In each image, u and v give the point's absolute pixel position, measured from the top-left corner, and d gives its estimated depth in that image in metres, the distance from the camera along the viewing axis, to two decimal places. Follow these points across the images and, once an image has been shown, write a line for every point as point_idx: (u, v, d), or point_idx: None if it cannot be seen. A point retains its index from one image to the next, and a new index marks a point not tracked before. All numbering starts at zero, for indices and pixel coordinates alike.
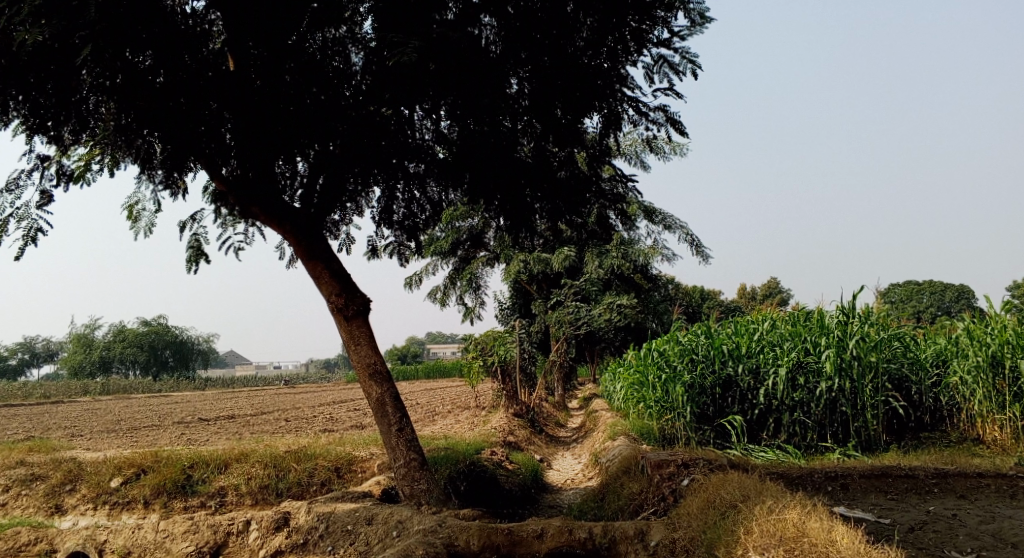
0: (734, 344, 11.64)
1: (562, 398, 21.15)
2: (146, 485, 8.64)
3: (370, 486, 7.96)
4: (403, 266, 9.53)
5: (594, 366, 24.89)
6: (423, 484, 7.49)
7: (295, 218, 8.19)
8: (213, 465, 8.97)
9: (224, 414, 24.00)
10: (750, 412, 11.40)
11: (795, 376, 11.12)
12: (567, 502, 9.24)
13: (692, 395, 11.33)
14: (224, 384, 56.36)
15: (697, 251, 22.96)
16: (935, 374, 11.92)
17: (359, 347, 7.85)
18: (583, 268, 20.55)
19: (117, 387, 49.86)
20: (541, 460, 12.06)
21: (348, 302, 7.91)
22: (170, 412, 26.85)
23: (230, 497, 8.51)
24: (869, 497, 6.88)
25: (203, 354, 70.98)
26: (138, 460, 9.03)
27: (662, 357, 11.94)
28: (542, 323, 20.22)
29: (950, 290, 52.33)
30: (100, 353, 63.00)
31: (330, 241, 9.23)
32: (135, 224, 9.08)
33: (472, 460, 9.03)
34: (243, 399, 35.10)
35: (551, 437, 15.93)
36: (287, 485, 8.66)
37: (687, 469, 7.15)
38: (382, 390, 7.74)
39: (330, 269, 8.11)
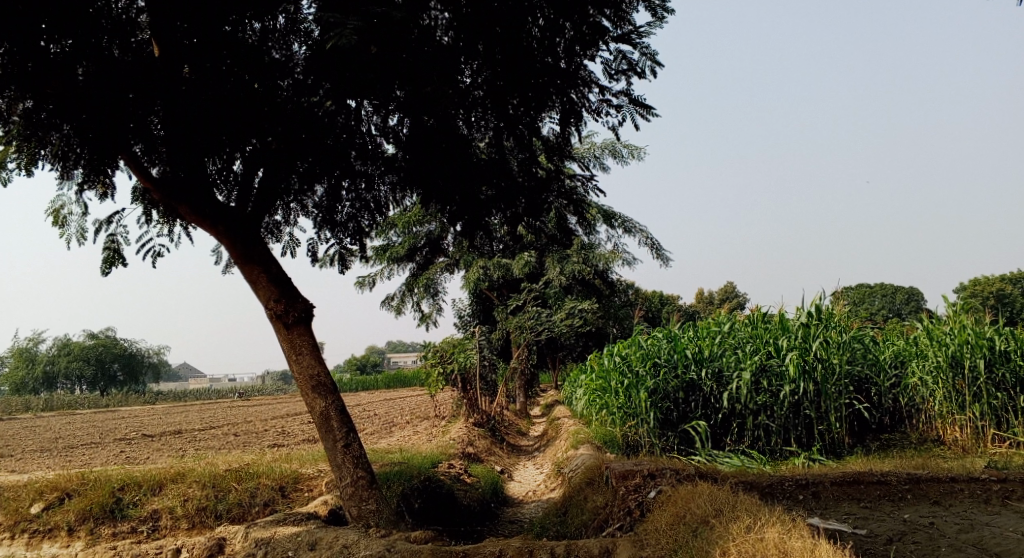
0: (698, 348, 11.37)
1: (524, 406, 20.71)
2: (71, 510, 7.96)
3: (317, 506, 7.43)
4: (344, 271, 8.91)
5: (555, 372, 24.53)
6: (372, 504, 6.96)
7: (229, 220, 7.59)
8: (147, 486, 8.32)
9: (172, 429, 23.07)
10: (714, 417, 11.09)
11: (758, 379, 10.86)
12: (529, 517, 8.80)
13: (656, 401, 10.98)
14: (176, 396, 54.81)
15: (656, 254, 22.79)
16: (894, 375, 11.68)
17: (302, 357, 7.31)
18: (543, 273, 20.19)
19: (61, 402, 48.07)
20: (502, 472, 11.59)
21: (288, 308, 7.35)
22: (117, 428, 25.78)
23: (164, 522, 7.89)
24: (843, 506, 6.55)
25: (154, 366, 68.97)
26: (63, 483, 8.34)
27: (624, 362, 11.60)
28: (503, 329, 19.78)
29: (900, 292, 53.33)
30: (45, 367, 60.70)
31: (270, 243, 8.69)
32: (63, 230, 8.20)
33: (427, 474, 8.53)
34: (194, 412, 33.97)
35: (512, 446, 15.49)
36: (227, 506, 8.05)
37: (654, 481, 6.76)
38: (326, 403, 7.21)
39: (268, 273, 7.53)
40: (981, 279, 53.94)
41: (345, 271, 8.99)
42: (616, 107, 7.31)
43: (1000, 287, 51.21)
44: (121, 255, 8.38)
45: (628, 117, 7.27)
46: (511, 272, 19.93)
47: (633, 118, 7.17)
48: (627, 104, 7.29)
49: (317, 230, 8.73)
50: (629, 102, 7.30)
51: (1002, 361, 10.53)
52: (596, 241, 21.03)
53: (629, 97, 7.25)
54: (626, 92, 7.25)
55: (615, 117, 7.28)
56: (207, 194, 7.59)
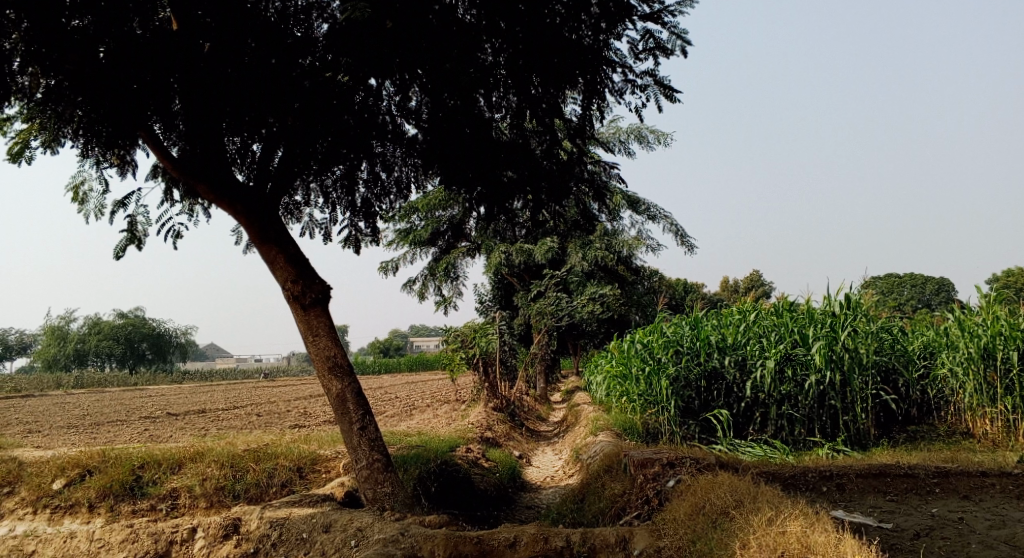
0: (721, 336, 11.19)
1: (545, 391, 20.64)
2: (92, 487, 8.03)
3: (333, 488, 7.41)
4: (358, 254, 8.80)
5: (577, 358, 24.41)
6: (388, 487, 6.92)
7: (246, 199, 7.53)
8: (166, 464, 8.37)
9: (196, 409, 23.33)
10: (736, 405, 10.91)
11: (783, 368, 10.66)
12: (546, 504, 8.73)
13: (677, 388, 10.83)
14: (202, 377, 55.48)
15: (681, 241, 22.54)
16: (922, 366, 11.42)
17: (318, 339, 7.27)
18: (566, 259, 20.04)
19: (90, 380, 48.91)
20: (521, 457, 11.52)
21: (305, 289, 7.30)
22: (142, 407, 26.12)
23: (182, 500, 7.93)
24: (868, 498, 6.38)
25: (181, 347, 69.90)
26: (85, 460, 8.42)
27: (646, 349, 11.45)
28: (524, 314, 19.70)
29: (930, 283, 52.41)
30: (75, 346, 61.74)
31: (289, 223, 8.65)
32: (82, 207, 8.22)
33: (444, 458, 8.48)
34: (219, 393, 34.37)
35: (531, 431, 15.43)
36: (245, 486, 8.07)
37: (674, 470, 6.64)
38: (343, 385, 7.17)
39: (286, 253, 7.46)
40: (1015, 271, 52.80)
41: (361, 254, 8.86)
42: (640, 87, 7.12)
43: None
44: (140, 238, 8.29)
45: (653, 98, 7.08)
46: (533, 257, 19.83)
47: (657, 99, 6.98)
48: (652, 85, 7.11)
49: (336, 212, 8.63)
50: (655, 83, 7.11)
51: None
52: (620, 227, 20.82)
53: (654, 77, 7.05)
54: (652, 72, 7.06)
55: (639, 98, 7.09)
56: (224, 172, 7.51)
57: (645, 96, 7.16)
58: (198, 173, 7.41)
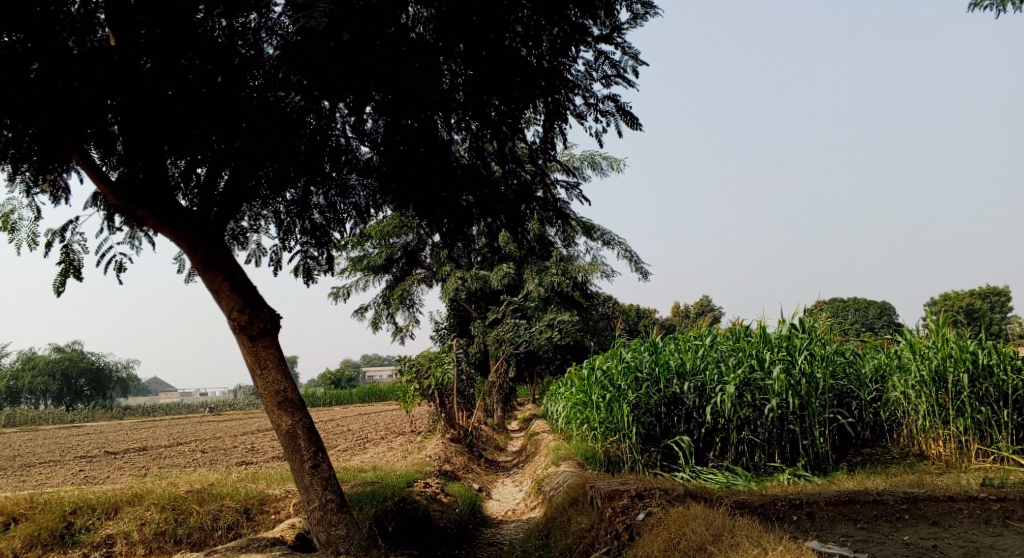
0: (680, 361, 11.10)
1: (501, 421, 20.29)
2: (17, 536, 7.44)
3: (282, 531, 6.98)
4: (310, 283, 8.42)
5: (533, 386, 24.16)
6: (342, 529, 6.53)
7: (189, 224, 7.10)
8: (101, 509, 7.82)
9: (137, 447, 22.29)
10: (697, 431, 10.79)
11: (742, 393, 10.56)
12: (508, 539, 8.42)
13: (638, 415, 10.65)
14: (144, 412, 53.56)
15: (635, 267, 22.60)
16: (875, 389, 11.48)
17: (267, 371, 6.86)
18: (522, 285, 19.87)
19: (23, 417, 46.70)
20: (480, 490, 11.17)
21: (253, 319, 6.91)
22: (80, 445, 24.89)
23: (118, 548, 7.40)
24: (840, 527, 6.24)
25: (122, 382, 67.43)
26: (10, 507, 7.81)
27: (605, 376, 11.26)
28: (479, 342, 19.42)
29: (873, 307, 53.79)
30: (8, 382, 59.05)
31: (236, 251, 8.26)
32: (12, 236, 7.70)
33: (401, 494, 8.11)
34: (163, 429, 33.10)
35: (489, 462, 15.08)
36: (187, 530, 7.58)
37: (643, 502, 6.40)
38: (293, 421, 6.77)
39: (232, 281, 7.05)
40: (953, 294, 54.53)
41: (311, 283, 8.48)
42: (601, 112, 6.99)
43: (970, 303, 51.84)
44: (78, 269, 7.76)
45: (615, 124, 6.96)
46: (488, 284, 19.61)
47: (620, 126, 6.86)
48: (613, 110, 6.98)
49: (285, 237, 8.30)
50: (617, 108, 6.99)
51: (985, 376, 10.35)
52: (574, 254, 20.75)
53: (615, 102, 6.94)
54: (612, 97, 6.94)
55: (600, 123, 6.96)
56: (166, 197, 7.09)
57: (606, 121, 7.03)
58: (137, 198, 6.97)
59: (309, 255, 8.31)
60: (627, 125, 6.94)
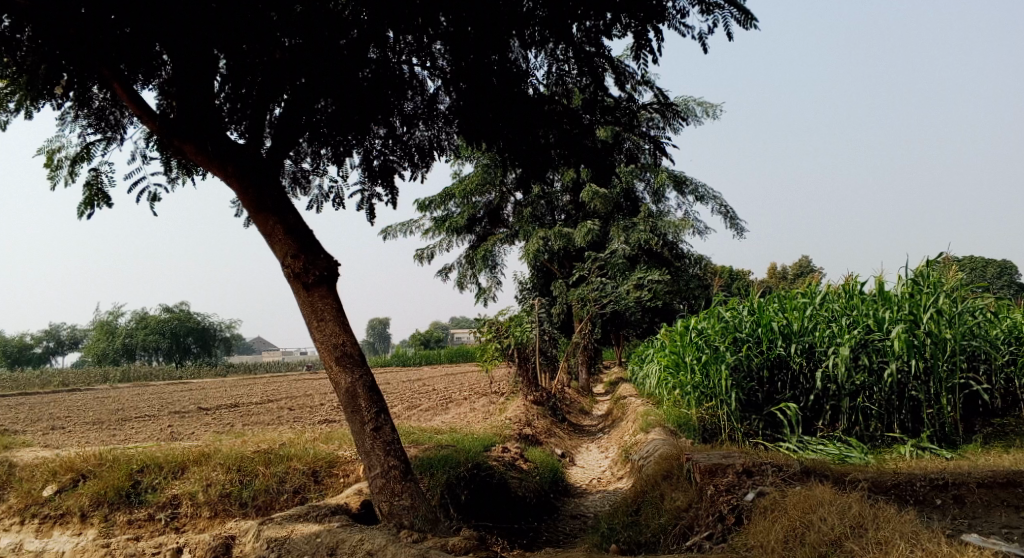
0: (785, 321, 9.86)
1: (586, 383, 19.53)
2: (85, 494, 7.21)
3: (347, 497, 6.48)
4: (373, 221, 7.66)
5: (621, 349, 23.20)
6: (406, 499, 5.93)
7: (238, 161, 6.51)
8: (168, 468, 7.51)
9: (229, 402, 22.72)
10: (805, 399, 9.69)
11: (858, 355, 9.35)
12: (594, 512, 7.68)
13: (738, 379, 9.64)
14: (246, 369, 55.69)
15: (730, 224, 21.19)
16: (1010, 354, 10.02)
17: (323, 324, 6.26)
18: (607, 243, 18.92)
19: (136, 373, 49.24)
20: (564, 455, 10.45)
21: (308, 266, 6.30)
22: (177, 401, 25.74)
23: (184, 509, 7.07)
24: (999, 517, 5.15)
25: (225, 342, 70.25)
26: (79, 463, 7.61)
27: (701, 336, 10.22)
28: (563, 303, 18.61)
29: (991, 267, 49.75)
30: (123, 340, 62.42)
31: (297, 194, 7.69)
32: (54, 174, 7.41)
33: (476, 460, 7.45)
34: (259, 386, 33.94)
35: (574, 426, 14.36)
36: (253, 492, 7.19)
37: (752, 480, 5.54)
38: (353, 378, 6.17)
39: (285, 224, 6.42)
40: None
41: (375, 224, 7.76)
42: (707, 8, 5.91)
43: None
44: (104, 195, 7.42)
45: (724, 22, 5.85)
46: (572, 242, 18.80)
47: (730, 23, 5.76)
48: (723, 6, 5.88)
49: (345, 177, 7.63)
50: (727, 3, 5.89)
51: None
52: (663, 210, 19.56)
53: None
54: None
55: (706, 21, 5.88)
56: (214, 131, 6.49)
57: (712, 20, 5.94)
58: (181, 130, 6.45)
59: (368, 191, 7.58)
60: (740, 22, 5.82)
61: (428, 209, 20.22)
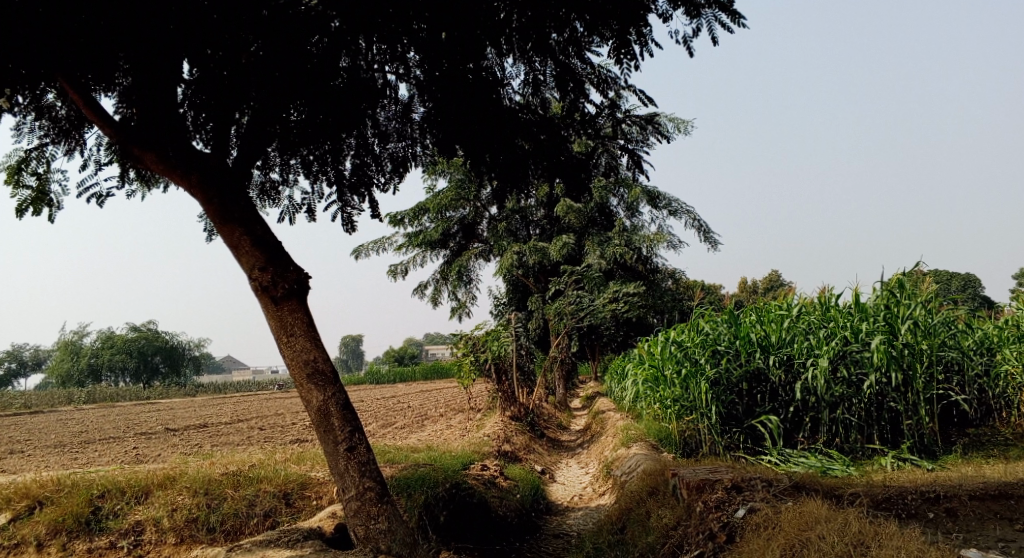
0: (764, 333, 9.79)
1: (563, 398, 19.33)
2: (41, 522, 6.84)
3: (320, 521, 6.21)
4: (351, 233, 7.32)
5: (597, 364, 23.06)
6: (382, 523, 5.68)
7: (201, 170, 6.23)
8: (131, 493, 7.16)
9: (198, 423, 22.14)
10: (785, 411, 9.57)
11: (837, 367, 9.25)
12: (576, 531, 7.46)
13: (718, 393, 9.52)
14: (216, 389, 54.70)
15: (704, 237, 21.21)
16: (986, 364, 10.02)
17: (294, 340, 6.00)
18: (583, 257, 18.80)
19: (102, 393, 48.09)
20: (543, 472, 10.23)
21: (277, 280, 6.04)
22: (145, 421, 25.06)
23: (148, 536, 6.73)
24: (993, 529, 5.04)
25: (195, 361, 69.02)
26: (35, 489, 7.22)
27: (680, 349, 10.07)
28: (540, 318, 18.45)
29: (957, 279, 50.61)
30: (89, 361, 61.02)
31: (267, 206, 7.41)
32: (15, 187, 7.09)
33: (454, 480, 7.20)
34: (229, 405, 33.26)
35: (553, 442, 14.14)
36: (221, 517, 6.87)
37: (742, 496, 5.40)
38: (325, 397, 5.91)
39: (251, 235, 6.16)
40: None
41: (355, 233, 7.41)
42: (692, 11, 5.77)
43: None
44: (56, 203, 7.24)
45: (709, 25, 5.70)
46: (547, 256, 18.66)
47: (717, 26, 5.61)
48: (708, 9, 5.74)
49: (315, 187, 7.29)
50: (712, 7, 5.75)
51: None
52: (638, 224, 19.51)
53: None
54: None
55: (691, 25, 5.73)
56: (177, 140, 6.25)
57: (697, 23, 5.79)
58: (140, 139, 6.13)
59: (346, 205, 7.26)
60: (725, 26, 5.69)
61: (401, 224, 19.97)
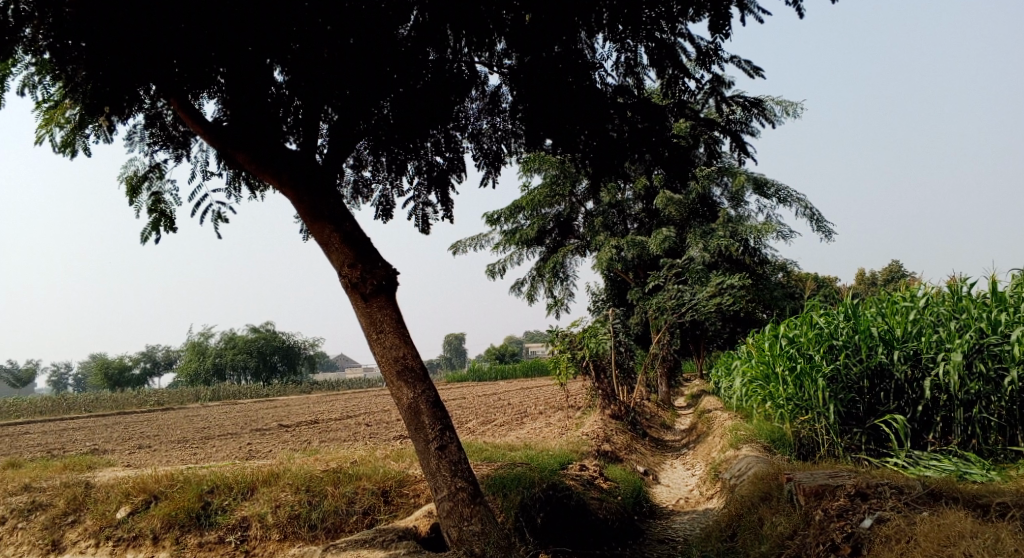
0: (887, 327, 9.00)
1: (667, 396, 18.75)
2: (156, 516, 7.07)
3: (415, 520, 6.13)
4: (427, 232, 7.18)
5: (703, 360, 22.27)
6: (475, 525, 5.52)
7: (292, 169, 6.30)
8: (237, 489, 7.31)
9: (308, 419, 22.82)
10: (911, 410, 8.78)
11: (971, 362, 8.34)
12: (682, 537, 7.06)
13: (835, 390, 8.88)
14: (329, 386, 56.64)
15: (817, 225, 20.07)
16: None
17: (384, 336, 5.92)
18: (685, 250, 18.16)
19: (226, 391, 50.67)
20: (646, 473, 9.85)
21: (365, 276, 5.98)
22: (262, 418, 26.15)
23: (253, 532, 6.84)
24: None
25: (310, 361, 71.76)
26: (151, 484, 7.49)
27: (793, 345, 9.53)
28: (642, 313, 17.94)
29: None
30: (213, 360, 64.56)
31: (361, 205, 7.39)
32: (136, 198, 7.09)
33: (551, 480, 6.96)
34: (339, 402, 34.28)
35: (657, 442, 13.67)
36: (322, 514, 6.92)
37: (868, 504, 4.98)
38: (416, 394, 5.80)
39: (341, 232, 6.13)
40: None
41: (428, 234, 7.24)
42: None
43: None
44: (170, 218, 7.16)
45: None
46: (648, 250, 18.12)
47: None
48: None
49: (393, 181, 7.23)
50: None
51: None
52: (744, 214, 18.67)
53: None
54: None
55: None
56: (270, 140, 6.36)
57: None
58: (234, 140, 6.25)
59: (423, 201, 7.17)
60: None
61: (499, 222, 19.90)
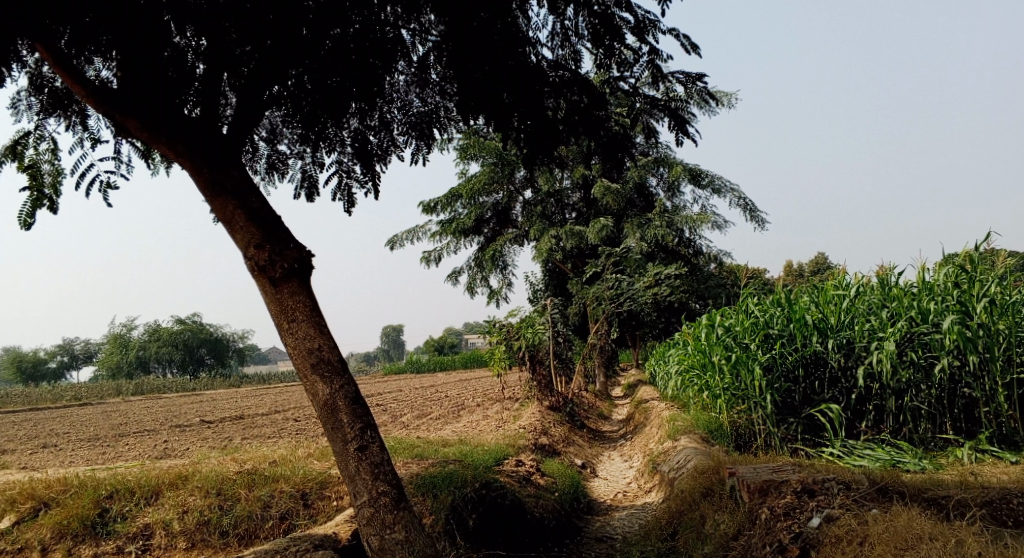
0: (820, 315, 8.86)
1: (604, 387, 18.61)
2: (45, 525, 6.39)
3: (334, 527, 5.67)
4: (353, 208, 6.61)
5: (640, 351, 22.22)
6: (398, 532, 5.11)
7: (193, 140, 5.67)
8: (140, 493, 6.68)
9: (233, 414, 21.84)
10: (846, 399, 8.68)
11: (903, 350, 8.23)
12: (620, 534, 6.77)
13: (770, 379, 8.72)
14: (259, 380, 54.90)
15: (750, 216, 20.22)
16: None
17: (295, 326, 5.41)
18: (622, 239, 18.02)
19: (150, 385, 48.56)
20: (584, 466, 9.58)
21: (275, 258, 5.46)
22: (185, 413, 24.96)
23: (156, 540, 6.25)
24: None
25: (240, 354, 69.57)
26: (40, 490, 6.77)
27: (728, 334, 9.37)
28: (580, 304, 17.71)
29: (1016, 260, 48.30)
30: (137, 353, 61.93)
31: (277, 182, 6.79)
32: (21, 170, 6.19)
33: (484, 479, 6.58)
34: (270, 396, 33.10)
35: (595, 434, 13.45)
36: (234, 519, 6.37)
37: (815, 502, 4.81)
38: (332, 389, 5.31)
39: (247, 210, 5.58)
40: None
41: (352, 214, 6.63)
42: None
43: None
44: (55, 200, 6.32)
45: None
46: (585, 240, 17.88)
47: None
48: None
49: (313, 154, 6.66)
50: None
51: None
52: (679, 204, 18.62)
53: None
54: None
55: None
56: (165, 105, 5.67)
57: None
58: (124, 106, 5.55)
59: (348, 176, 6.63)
60: None
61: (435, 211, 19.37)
